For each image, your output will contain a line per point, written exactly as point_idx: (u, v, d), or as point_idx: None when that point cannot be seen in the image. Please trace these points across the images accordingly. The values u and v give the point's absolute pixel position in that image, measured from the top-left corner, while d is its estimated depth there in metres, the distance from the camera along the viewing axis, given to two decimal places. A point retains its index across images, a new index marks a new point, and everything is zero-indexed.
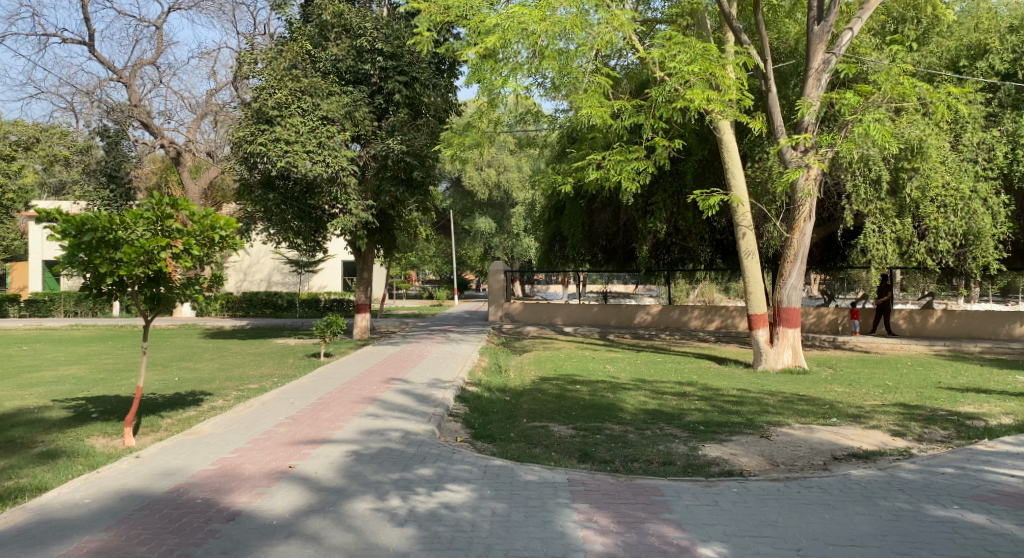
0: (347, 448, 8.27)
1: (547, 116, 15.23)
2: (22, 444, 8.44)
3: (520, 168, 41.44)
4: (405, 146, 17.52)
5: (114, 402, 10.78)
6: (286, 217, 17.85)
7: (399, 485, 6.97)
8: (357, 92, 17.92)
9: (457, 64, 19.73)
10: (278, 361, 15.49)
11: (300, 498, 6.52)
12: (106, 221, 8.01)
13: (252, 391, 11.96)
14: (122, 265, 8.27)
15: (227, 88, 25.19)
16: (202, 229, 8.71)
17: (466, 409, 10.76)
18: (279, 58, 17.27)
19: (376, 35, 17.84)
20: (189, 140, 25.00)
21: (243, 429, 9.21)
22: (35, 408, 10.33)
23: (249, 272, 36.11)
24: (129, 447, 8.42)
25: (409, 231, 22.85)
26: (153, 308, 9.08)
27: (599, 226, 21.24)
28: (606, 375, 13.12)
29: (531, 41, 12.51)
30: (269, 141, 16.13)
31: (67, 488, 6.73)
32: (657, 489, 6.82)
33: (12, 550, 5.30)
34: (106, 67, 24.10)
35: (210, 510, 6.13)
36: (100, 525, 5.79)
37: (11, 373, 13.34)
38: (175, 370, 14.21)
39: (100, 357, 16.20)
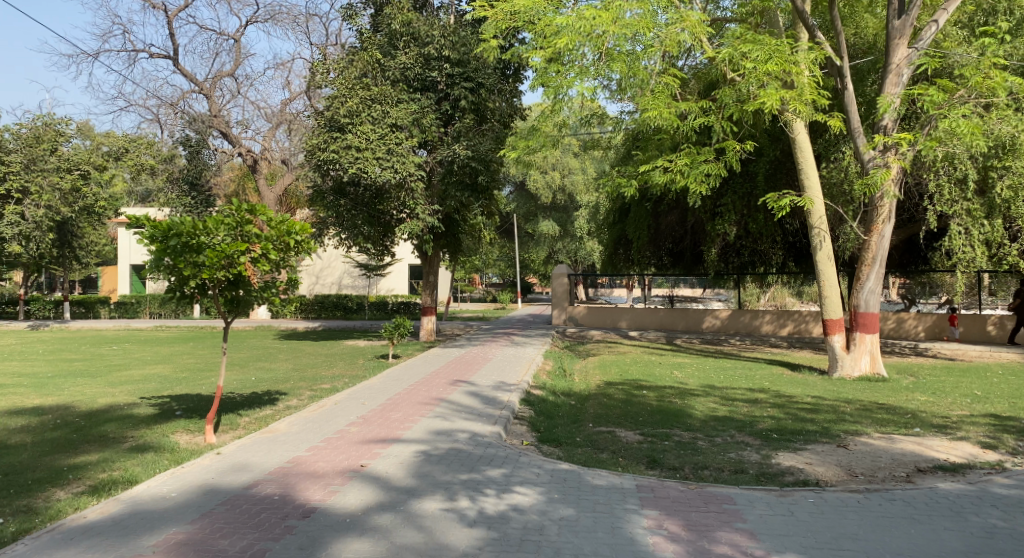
0: (416, 449, 8.41)
1: (612, 118, 15.14)
2: (115, 439, 8.94)
3: (585, 170, 41.32)
4: (471, 151, 17.65)
5: (196, 400, 11.28)
6: (357, 223, 18.39)
7: (468, 486, 7.05)
8: (425, 99, 18.23)
9: (522, 69, 19.81)
10: (348, 362, 15.89)
11: (373, 496, 6.66)
12: (190, 226, 8.42)
13: (324, 391, 12.30)
14: (204, 269, 8.64)
15: (301, 97, 25.99)
16: (278, 234, 9.07)
17: (531, 412, 10.77)
18: (351, 67, 17.85)
19: (443, 42, 17.93)
20: (265, 149, 25.90)
21: (316, 428, 9.47)
22: (124, 404, 10.90)
23: (321, 276, 37.23)
24: (210, 444, 8.79)
25: (473, 235, 23.10)
26: (232, 310, 9.41)
27: (665, 229, 20.98)
28: (673, 381, 12.92)
29: (596, 43, 12.45)
30: (341, 148, 16.61)
31: (154, 482, 7.09)
32: (729, 497, 6.69)
33: (106, 539, 5.61)
34: (189, 79, 25.18)
35: (287, 506, 6.34)
36: (186, 518, 6.06)
37: (103, 371, 14.14)
38: (251, 370, 14.75)
39: (183, 357, 16.98)
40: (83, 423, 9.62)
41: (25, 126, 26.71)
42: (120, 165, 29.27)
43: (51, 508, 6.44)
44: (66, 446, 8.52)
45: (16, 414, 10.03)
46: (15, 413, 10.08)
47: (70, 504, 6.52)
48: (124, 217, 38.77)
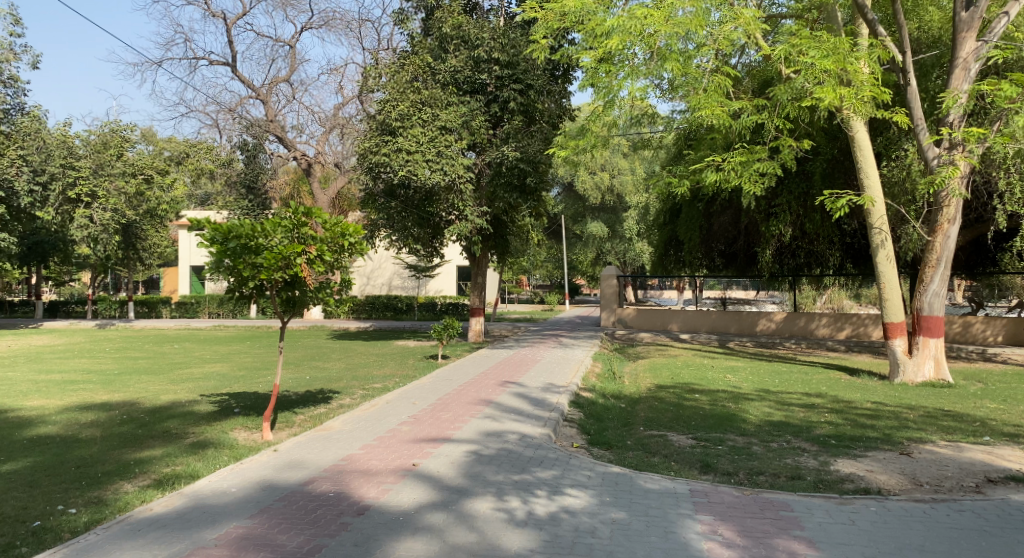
0: (467, 449, 8.45)
1: (663, 117, 15.01)
2: (177, 435, 9.23)
3: (634, 170, 40.99)
4: (520, 153, 17.66)
5: (253, 398, 11.58)
6: (407, 224, 18.68)
7: (519, 487, 7.06)
8: (474, 101, 18.32)
9: (571, 70, 19.78)
10: (399, 362, 16.08)
11: (425, 495, 6.74)
12: (249, 228, 8.66)
13: (376, 390, 12.48)
14: (263, 270, 8.88)
15: (353, 101, 26.43)
16: (333, 236, 9.24)
17: (581, 414, 10.73)
18: (402, 71, 18.17)
19: (493, 44, 17.94)
20: (319, 153, 26.45)
21: (369, 426, 9.62)
22: (186, 401, 11.26)
23: (372, 277, 37.81)
24: (267, 441, 9.01)
25: (522, 236, 23.18)
26: (288, 310, 9.61)
27: (718, 230, 20.63)
28: (726, 384, 12.70)
29: (648, 43, 12.33)
30: (393, 151, 16.91)
31: (215, 477, 7.30)
32: (787, 504, 6.54)
33: (171, 531, 5.80)
34: (246, 86, 25.87)
35: (342, 503, 6.45)
36: (246, 512, 6.23)
37: (166, 369, 14.64)
38: (305, 369, 15.06)
39: (240, 355, 17.46)
40: (148, 419, 9.97)
41: (93, 133, 27.93)
42: (181, 170, 30.37)
43: (119, 500, 6.69)
44: (132, 441, 8.84)
45: (86, 409, 10.46)
46: (85, 408, 10.51)
47: (136, 497, 6.75)
48: (185, 220, 40.12)
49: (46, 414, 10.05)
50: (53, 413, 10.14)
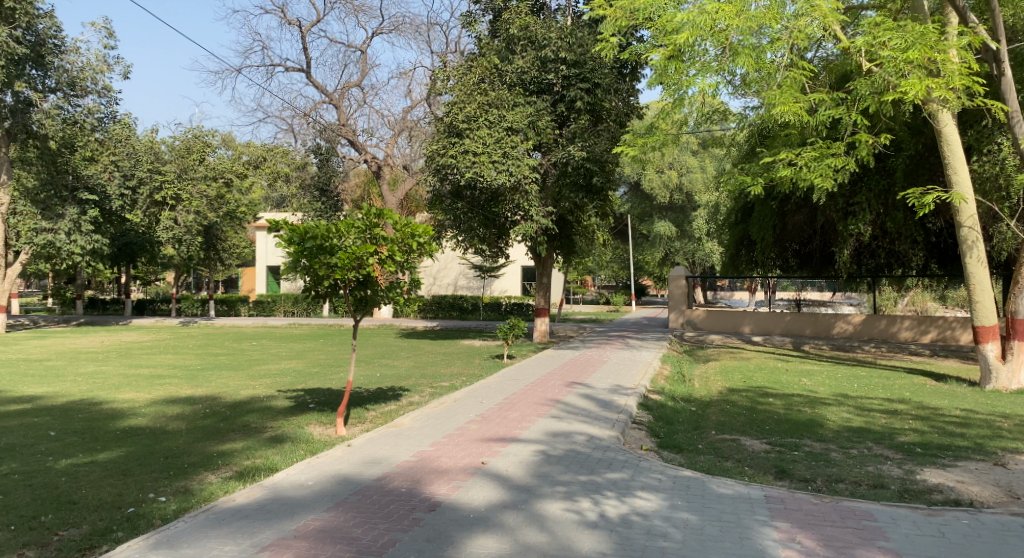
0: (535, 448, 8.48)
1: (735, 114, 14.71)
2: (256, 429, 9.58)
3: (704, 169, 40.21)
4: (586, 153, 17.58)
5: (327, 394, 11.90)
6: (473, 225, 18.92)
7: (589, 488, 7.03)
8: (541, 102, 18.33)
9: (640, 67, 19.51)
10: (466, 362, 16.25)
11: (495, 494, 6.79)
12: (325, 229, 8.91)
13: (444, 389, 12.65)
14: (337, 269, 9.11)
15: (422, 104, 26.83)
16: (404, 237, 9.41)
17: (650, 417, 10.59)
18: (469, 73, 18.39)
19: (560, 44, 17.86)
20: (388, 155, 26.95)
21: (438, 424, 9.77)
22: (264, 397, 11.67)
23: (438, 277, 38.34)
24: (341, 436, 9.24)
25: (587, 236, 23.09)
26: (360, 309, 9.81)
27: (792, 229, 20.02)
28: (801, 389, 12.30)
29: (719, 38, 12.11)
30: (459, 153, 17.14)
31: (293, 470, 7.54)
32: (870, 513, 6.29)
33: (253, 521, 6.01)
34: (320, 91, 26.56)
35: (414, 499, 6.57)
36: (322, 505, 6.42)
37: (245, 365, 15.22)
38: (375, 367, 15.38)
39: (314, 353, 18.01)
40: (229, 413, 10.37)
41: (178, 138, 29.35)
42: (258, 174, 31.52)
43: (205, 490, 6.98)
44: (215, 434, 9.21)
45: (172, 403, 10.97)
46: (172, 401, 11.03)
47: (219, 488, 7.03)
48: (263, 221, 41.59)
49: (137, 406, 10.60)
50: (143, 405, 10.68)
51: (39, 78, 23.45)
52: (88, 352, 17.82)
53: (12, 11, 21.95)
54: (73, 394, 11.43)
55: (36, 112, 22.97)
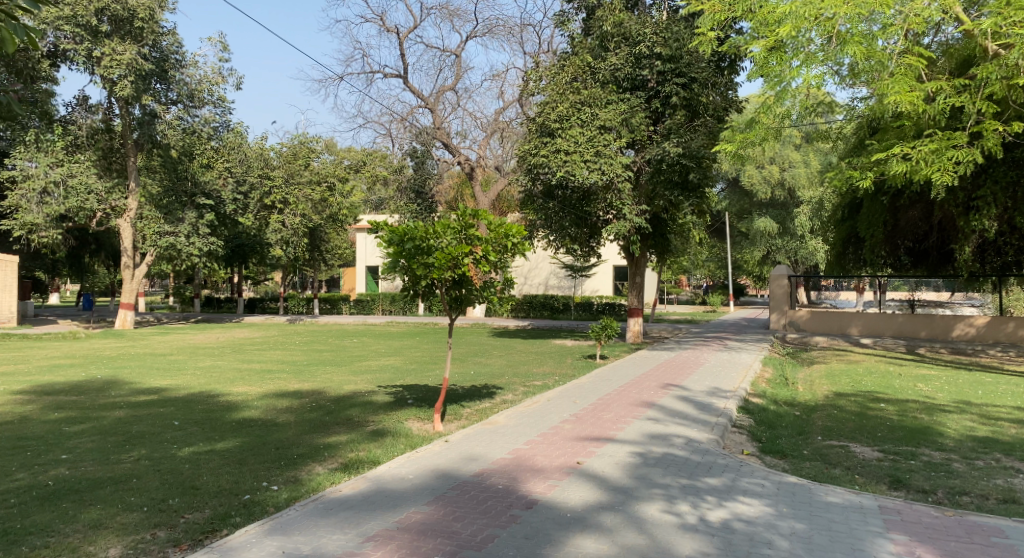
0: (631, 449, 8.38)
1: (843, 104, 14.06)
2: (358, 423, 9.92)
3: (807, 163, 38.60)
4: (682, 149, 17.08)
5: (424, 391, 12.20)
6: (565, 224, 18.92)
7: (688, 491, 6.87)
8: (635, 98, 18.08)
9: (739, 60, 18.88)
10: (558, 361, 16.29)
11: (592, 495, 6.75)
12: (422, 230, 9.11)
13: (537, 388, 12.69)
14: (434, 269, 9.28)
15: (514, 105, 27.04)
16: (497, 237, 9.48)
17: (751, 421, 10.25)
18: (562, 72, 18.52)
19: (655, 39, 17.48)
20: (480, 157, 27.29)
21: (533, 422, 9.81)
22: (365, 392, 12.08)
23: (530, 277, 38.59)
24: (438, 432, 9.44)
25: (682, 234, 22.64)
26: (456, 307, 9.98)
27: (904, 225, 18.94)
28: (917, 394, 11.59)
29: (826, 27, 11.66)
30: (551, 153, 17.27)
31: (394, 463, 7.77)
32: (999, 530, 5.84)
33: (358, 512, 6.23)
34: (416, 95, 27.20)
35: (512, 496, 6.64)
36: (423, 499, 6.58)
37: (347, 361, 15.84)
38: (469, 365, 15.64)
39: (410, 350, 18.54)
40: (333, 407, 10.81)
41: (286, 145, 31.04)
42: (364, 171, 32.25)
43: (313, 481, 7.29)
44: (321, 427, 9.63)
45: (281, 396, 11.55)
46: (280, 395, 11.61)
47: (326, 479, 7.32)
48: (364, 223, 43.07)
49: (249, 399, 11.23)
50: (255, 398, 11.30)
51: (161, 91, 25.18)
52: (206, 347, 19.05)
53: (140, 30, 23.77)
54: (193, 386, 12.23)
55: (160, 123, 24.83)
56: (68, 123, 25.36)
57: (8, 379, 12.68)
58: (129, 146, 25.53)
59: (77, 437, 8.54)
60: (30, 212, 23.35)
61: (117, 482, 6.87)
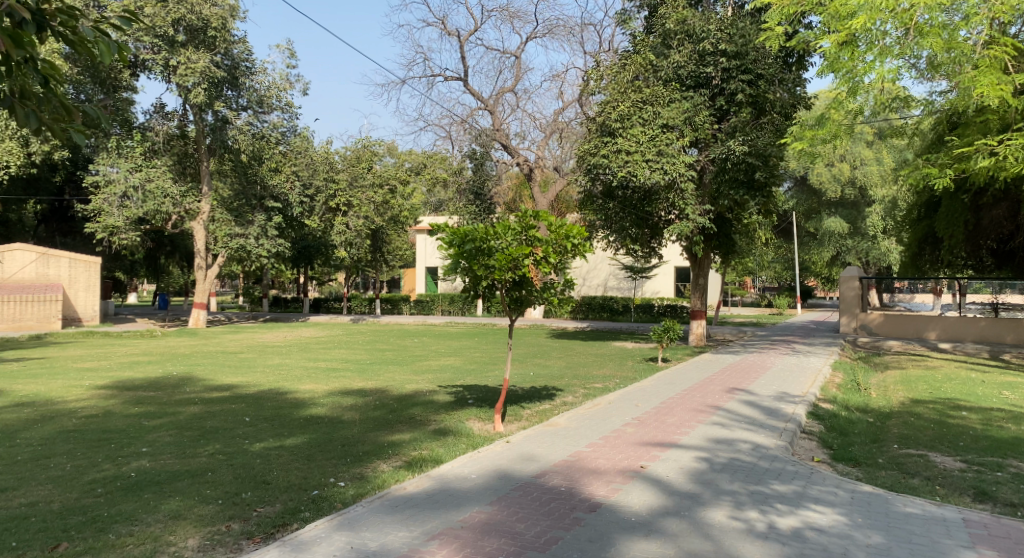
0: (696, 455, 8.22)
1: (919, 99, 13.47)
2: (421, 421, 10.04)
3: (880, 160, 37.20)
4: (748, 147, 16.61)
5: (485, 391, 12.26)
6: (626, 225, 18.77)
7: (756, 498, 6.68)
8: (698, 96, 17.76)
9: (807, 56, 18.34)
10: (619, 363, 16.14)
11: (657, 499, 6.63)
12: (483, 231, 9.15)
13: (598, 390, 12.58)
14: (495, 270, 9.29)
15: (574, 105, 26.89)
16: (558, 238, 9.40)
17: (821, 427, 9.91)
18: (624, 71, 18.45)
19: (720, 36, 17.13)
20: (539, 158, 27.29)
21: (595, 424, 9.72)
22: (427, 391, 12.22)
23: (588, 278, 38.38)
24: (499, 433, 9.45)
25: (748, 234, 22.12)
26: (516, 308, 9.94)
27: (987, 224, 17.89)
28: (1001, 403, 11.00)
29: (902, 18, 11.22)
30: (611, 153, 17.19)
31: (456, 463, 7.81)
32: None
33: (422, 510, 6.28)
34: (476, 97, 27.36)
35: (574, 498, 6.58)
36: (485, 499, 6.58)
37: (409, 360, 16.08)
38: (529, 366, 15.66)
39: (471, 350, 18.68)
40: (396, 406, 10.97)
41: (349, 148, 31.73)
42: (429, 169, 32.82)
43: (379, 478, 7.40)
44: (385, 425, 9.78)
45: (346, 394, 11.79)
46: (345, 393, 11.85)
47: (391, 476, 7.42)
48: (424, 224, 43.62)
49: (316, 397, 11.51)
50: (321, 396, 11.57)
51: (233, 98, 26.09)
52: (274, 345, 19.63)
53: (213, 38, 24.67)
54: (262, 384, 12.60)
55: (231, 128, 25.66)
56: (146, 129, 26.29)
57: (92, 374, 13.34)
58: (203, 150, 26.49)
59: (155, 431, 8.89)
60: (111, 214, 24.51)
61: (193, 475, 7.12)
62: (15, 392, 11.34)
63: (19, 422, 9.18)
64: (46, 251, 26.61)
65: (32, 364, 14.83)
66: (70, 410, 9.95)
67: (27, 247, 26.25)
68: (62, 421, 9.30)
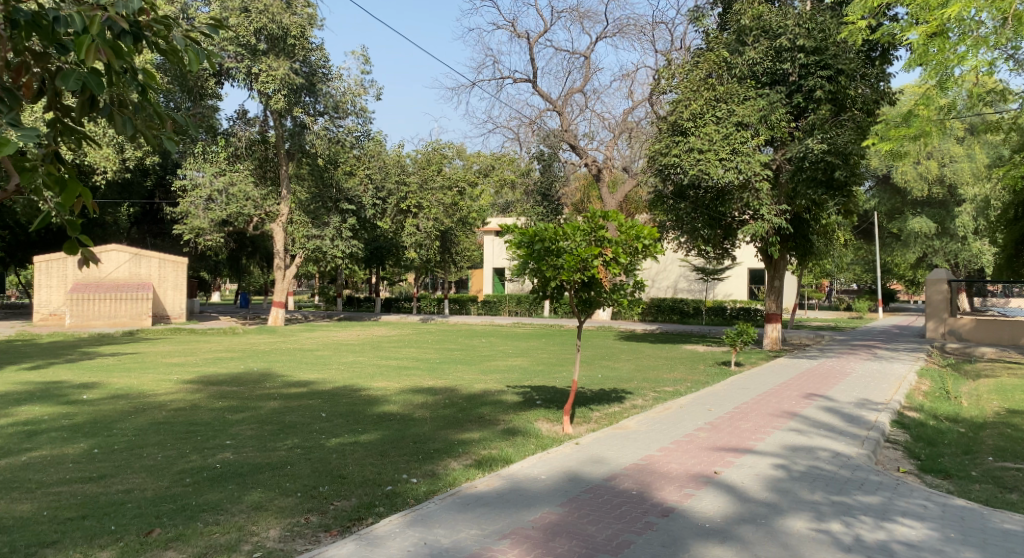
0: (772, 462, 7.99)
1: (1018, 92, 12.72)
2: (490, 421, 10.12)
3: (972, 157, 35.30)
4: (827, 145, 15.97)
5: (554, 392, 12.26)
6: (697, 225, 18.44)
7: (838, 509, 6.44)
8: (775, 94, 17.30)
9: (892, 49, 17.58)
10: (690, 366, 15.85)
11: (732, 505, 6.47)
12: (552, 232, 9.14)
13: (668, 393, 12.38)
14: (564, 271, 9.24)
15: (644, 105, 26.57)
16: (628, 238, 9.31)
17: (907, 436, 9.46)
18: (696, 69, 18.17)
19: (798, 31, 16.64)
20: (608, 158, 27.06)
21: (665, 429, 9.56)
22: (496, 391, 12.32)
23: (657, 279, 37.86)
24: (568, 434, 9.42)
25: (826, 236, 21.35)
26: (584, 309, 9.84)
27: None
28: None
29: (1000, 7, 10.62)
30: (683, 152, 17.00)
31: (526, 463, 7.83)
32: None
33: (494, 509, 6.33)
34: (545, 99, 27.35)
35: (646, 503, 6.49)
36: (556, 500, 6.57)
37: (478, 360, 16.22)
38: (597, 368, 15.57)
39: (539, 350, 18.71)
40: (466, 405, 11.09)
41: (420, 151, 32.35)
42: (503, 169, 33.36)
43: (450, 476, 7.49)
44: (455, 423, 9.89)
45: (417, 392, 12.01)
46: (416, 391, 12.07)
47: (462, 475, 7.49)
48: (492, 225, 43.93)
49: (388, 394, 11.76)
50: (394, 393, 11.82)
51: (311, 104, 26.93)
52: (347, 344, 20.17)
53: (292, 46, 25.54)
54: (337, 380, 12.98)
55: (309, 133, 26.51)
56: (230, 135, 27.49)
57: (179, 369, 14.02)
58: (282, 155, 27.38)
59: (238, 425, 9.27)
60: (198, 217, 25.69)
61: (273, 468, 7.39)
62: (110, 384, 12.03)
63: (115, 413, 9.73)
64: (138, 251, 28.02)
65: (125, 359, 15.71)
66: (160, 403, 10.48)
67: (121, 247, 27.76)
68: (153, 413, 9.81)
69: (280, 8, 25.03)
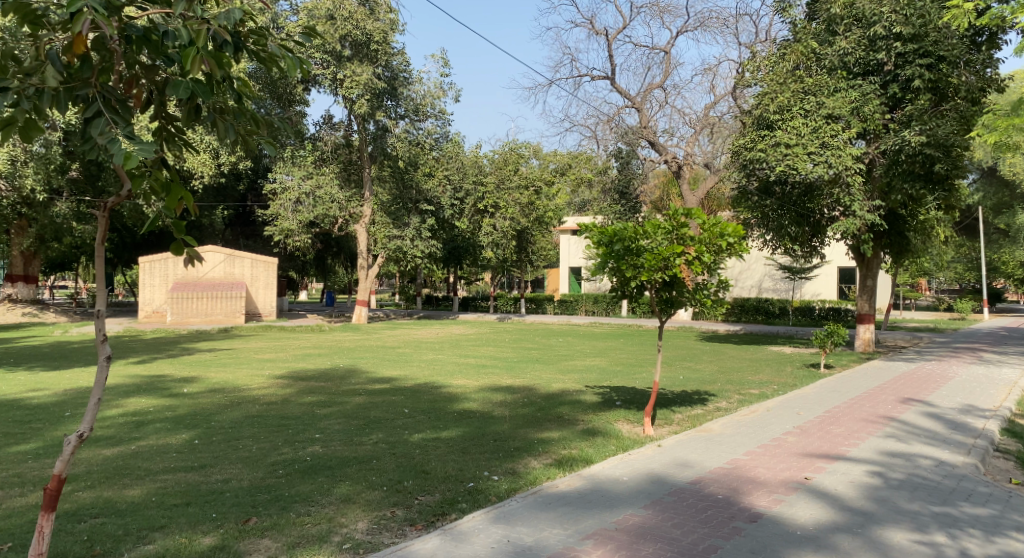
0: (868, 469, 7.62)
1: None
2: (569, 421, 10.07)
3: None
4: (925, 137, 15.07)
5: (634, 393, 12.10)
6: (784, 222, 17.81)
7: (942, 520, 6.07)
8: (868, 84, 16.57)
9: (1001, 33, 16.43)
10: (776, 368, 15.35)
11: (826, 513, 6.20)
12: (632, 231, 8.98)
13: (754, 396, 12.00)
14: (644, 271, 9.07)
15: (726, 99, 25.91)
16: (711, 237, 9.07)
17: (1019, 446, 8.83)
18: (783, 61, 17.72)
19: (894, 18, 15.81)
20: (688, 154, 26.44)
21: (752, 432, 9.27)
22: (574, 391, 12.27)
23: (740, 278, 36.90)
24: (649, 436, 9.26)
25: (924, 233, 20.18)
26: (665, 309, 9.63)
27: None
28: None
29: None
30: (769, 146, 16.48)
31: (608, 464, 7.75)
32: None
33: (576, 508, 6.30)
34: (623, 96, 27.02)
35: (734, 507, 6.32)
36: (639, 502, 6.48)
37: (557, 360, 16.19)
38: (678, 369, 15.24)
39: (618, 350, 18.50)
40: (544, 404, 11.09)
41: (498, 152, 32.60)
42: (580, 167, 33.23)
43: (531, 474, 7.50)
44: (533, 422, 9.90)
45: (496, 390, 12.09)
46: (495, 389, 12.15)
47: (542, 473, 7.49)
48: (569, 223, 44.15)
49: (468, 392, 11.90)
50: (473, 391, 11.95)
51: (392, 107, 27.57)
52: (428, 341, 20.53)
53: (375, 51, 26.15)
54: (419, 377, 13.22)
55: (391, 136, 27.42)
56: (316, 139, 28.51)
57: (270, 365, 14.61)
58: (365, 158, 28.09)
59: (326, 419, 9.58)
60: (287, 218, 26.72)
61: (360, 462, 7.60)
62: (208, 378, 12.65)
63: (212, 406, 10.22)
64: (231, 251, 29.41)
65: (220, 355, 16.50)
66: (253, 397, 10.95)
67: (216, 248, 29.24)
68: (247, 406, 10.27)
69: (364, 14, 25.71)
